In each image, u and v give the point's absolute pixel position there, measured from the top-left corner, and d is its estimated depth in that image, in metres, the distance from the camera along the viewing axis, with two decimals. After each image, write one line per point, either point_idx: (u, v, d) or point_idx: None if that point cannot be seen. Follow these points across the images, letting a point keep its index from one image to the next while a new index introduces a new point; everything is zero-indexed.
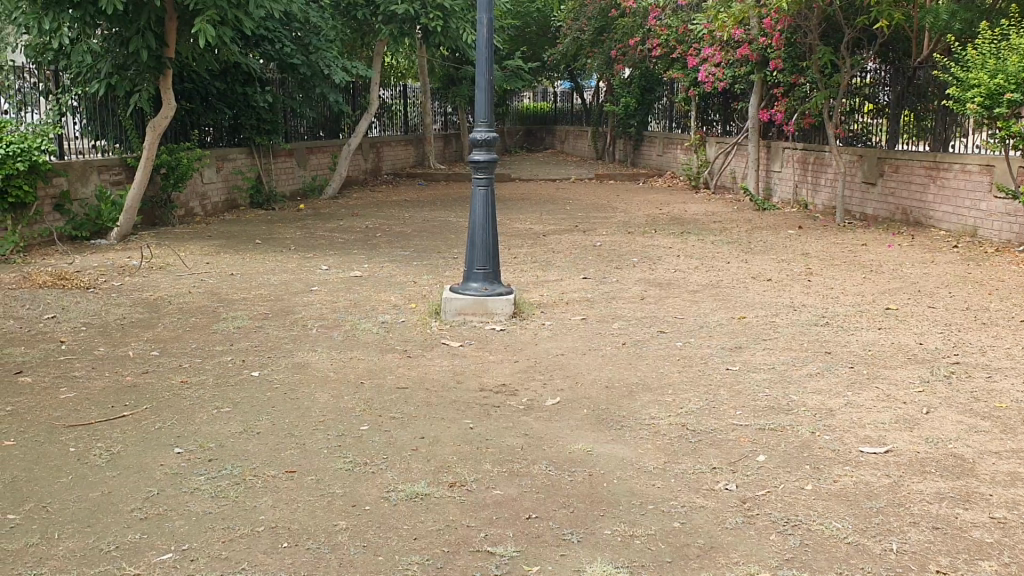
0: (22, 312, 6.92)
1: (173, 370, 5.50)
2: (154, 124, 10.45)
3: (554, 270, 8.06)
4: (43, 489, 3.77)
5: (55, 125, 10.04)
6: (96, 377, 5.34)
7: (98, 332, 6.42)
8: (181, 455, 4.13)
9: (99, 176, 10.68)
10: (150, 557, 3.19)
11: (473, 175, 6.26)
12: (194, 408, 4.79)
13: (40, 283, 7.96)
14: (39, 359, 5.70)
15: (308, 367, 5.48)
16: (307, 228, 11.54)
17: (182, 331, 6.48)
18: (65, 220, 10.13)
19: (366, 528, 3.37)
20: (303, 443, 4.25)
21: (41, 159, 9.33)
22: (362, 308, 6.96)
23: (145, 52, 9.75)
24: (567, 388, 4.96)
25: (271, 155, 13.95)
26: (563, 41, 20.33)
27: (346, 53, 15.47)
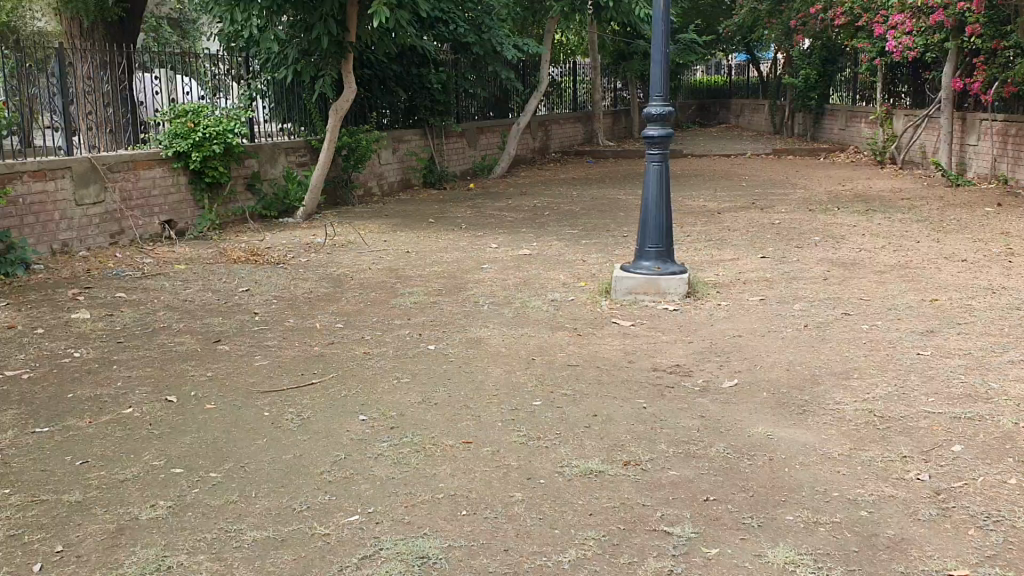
0: (220, 285, 7.41)
1: (356, 341, 5.73)
2: (336, 107, 10.90)
3: (730, 248, 7.84)
4: (241, 450, 4.02)
5: (246, 109, 10.65)
6: (287, 347, 5.65)
7: (287, 304, 6.79)
8: (365, 423, 4.30)
9: (286, 158, 11.28)
10: (339, 518, 3.34)
11: (646, 151, 6.18)
12: (376, 377, 4.99)
13: (234, 258, 8.50)
14: (235, 329, 6.08)
15: (481, 342, 5.58)
16: (478, 206, 11.75)
17: (363, 305, 6.75)
18: (255, 199, 10.77)
19: (542, 501, 3.40)
20: (478, 415, 4.34)
21: (234, 141, 9.94)
22: (534, 286, 7.02)
23: (327, 38, 10.13)
24: (745, 370, 4.82)
25: (444, 136, 14.27)
26: (739, 12, 19.63)
27: (518, 31, 15.59)
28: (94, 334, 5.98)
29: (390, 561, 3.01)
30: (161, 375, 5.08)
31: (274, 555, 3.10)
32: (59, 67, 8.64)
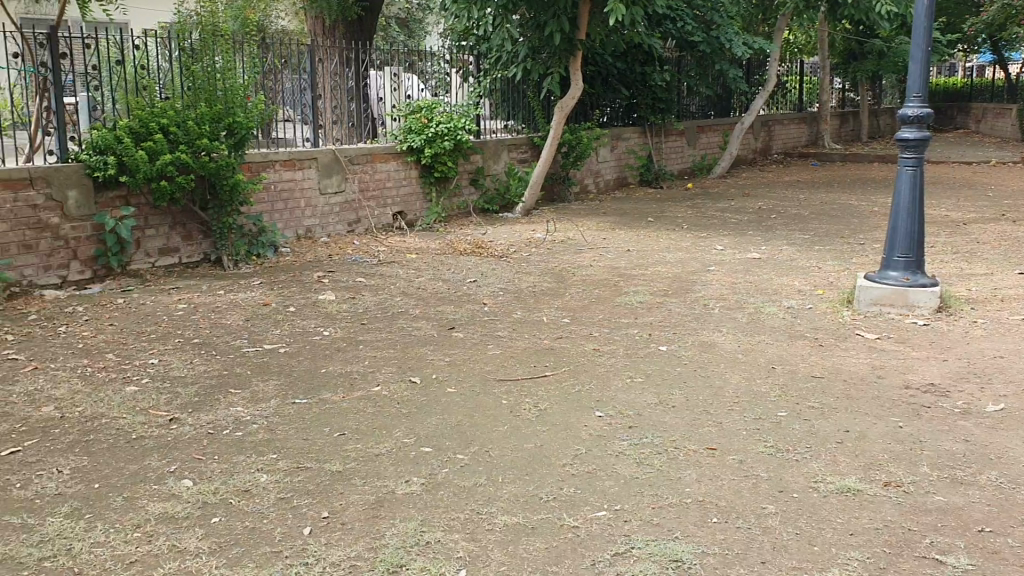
0: (450, 275, 7.66)
1: (586, 338, 5.75)
2: (562, 104, 11.02)
3: (982, 262, 7.27)
4: (485, 435, 4.12)
5: (475, 106, 10.95)
6: (518, 338, 5.75)
7: (515, 297, 6.92)
8: (603, 419, 4.30)
9: (509, 154, 11.55)
10: (587, 512, 3.35)
11: (900, 155, 5.82)
12: (611, 375, 4.98)
13: (461, 249, 8.78)
14: (467, 318, 6.27)
15: (715, 347, 5.46)
16: (698, 207, 11.53)
17: (590, 301, 6.77)
18: (478, 194, 11.11)
19: (797, 515, 3.26)
20: (719, 422, 4.23)
21: (464, 137, 10.25)
22: (765, 292, 6.79)
23: (559, 36, 10.24)
24: (1012, 395, 4.44)
25: (663, 135, 14.12)
26: (989, 9, 18.15)
27: (746, 29, 15.17)
28: (338, 315, 6.33)
29: (644, 561, 2.98)
30: (402, 358, 5.30)
31: (526, 541, 3.15)
32: (310, 62, 9.17)
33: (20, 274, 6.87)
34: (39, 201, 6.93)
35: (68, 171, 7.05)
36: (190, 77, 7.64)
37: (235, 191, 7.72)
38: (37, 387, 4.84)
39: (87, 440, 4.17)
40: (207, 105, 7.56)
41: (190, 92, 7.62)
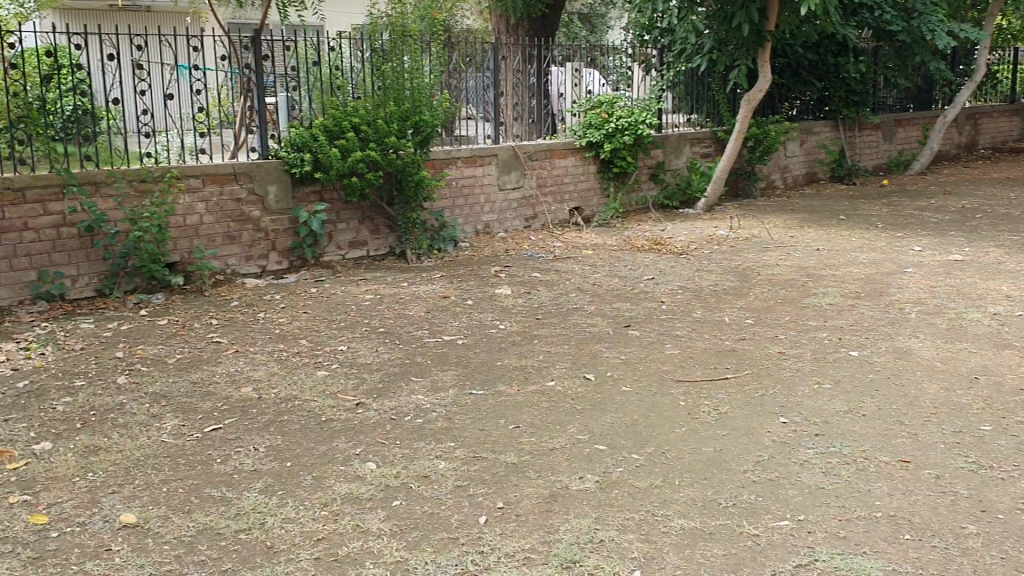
0: (628, 272, 7.60)
1: (770, 340, 5.55)
2: (748, 98, 10.69)
3: None
4: (662, 436, 4.05)
5: (657, 101, 10.80)
6: (698, 338, 5.62)
7: (695, 296, 6.78)
8: (787, 425, 4.13)
9: (691, 149, 11.34)
10: (768, 520, 3.23)
11: None
12: (796, 380, 4.78)
13: (640, 246, 8.69)
14: (646, 316, 6.19)
15: (912, 354, 5.13)
16: (893, 206, 10.91)
17: (774, 302, 6.53)
18: (658, 189, 10.99)
19: (1003, 539, 3.01)
20: (915, 433, 3.97)
21: (645, 132, 10.12)
22: (970, 297, 6.32)
23: (747, 27, 9.91)
24: None
25: (856, 129, 13.45)
26: None
27: (952, 16, 14.19)
28: (516, 309, 6.41)
29: None
30: (580, 354, 5.29)
31: (703, 546, 3.07)
32: (493, 60, 9.30)
33: (224, 263, 7.37)
34: (243, 195, 7.40)
35: (268, 167, 7.48)
36: (380, 77, 7.93)
37: (419, 187, 7.96)
38: (238, 368, 5.17)
39: (281, 420, 4.42)
40: (396, 105, 7.84)
41: (380, 92, 7.93)
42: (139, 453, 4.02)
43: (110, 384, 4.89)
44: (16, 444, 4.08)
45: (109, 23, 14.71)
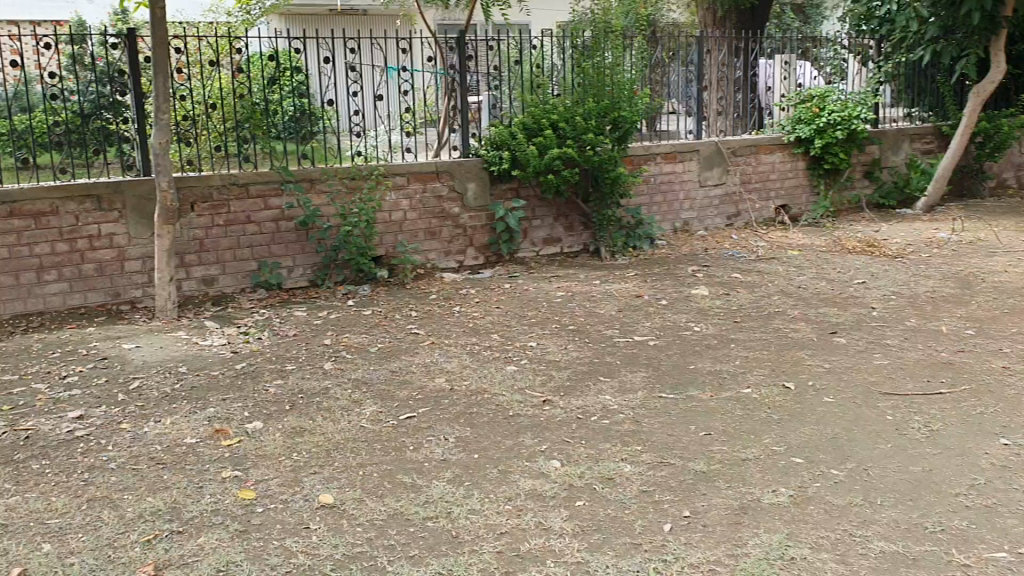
0: (835, 275, 7.21)
1: (993, 353, 5.09)
2: (978, 89, 9.86)
3: None
4: (864, 451, 3.81)
5: (874, 94, 10.15)
6: (910, 348, 5.24)
7: (908, 302, 6.33)
8: (1009, 448, 3.77)
9: (910, 144, 10.62)
10: (982, 551, 2.96)
11: None
12: (1022, 398, 4.35)
13: (849, 248, 8.24)
14: (852, 322, 5.85)
15: None
16: None
17: (999, 312, 5.99)
18: (873, 187, 10.40)
19: None
20: None
21: (859, 127, 9.54)
22: None
23: (977, 14, 9.11)
24: None
25: None
26: None
27: None
28: (713, 311, 6.23)
29: None
30: (777, 360, 5.07)
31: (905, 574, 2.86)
32: (698, 54, 9.09)
33: (426, 257, 7.63)
34: (444, 192, 7.61)
35: (469, 165, 7.67)
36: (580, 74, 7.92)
37: (616, 183, 7.89)
38: (433, 360, 5.32)
39: (471, 412, 4.50)
40: (595, 102, 7.82)
41: (580, 89, 7.91)
42: (338, 437, 4.22)
43: (316, 369, 5.16)
44: (230, 422, 4.39)
45: (328, 27, 15.52)
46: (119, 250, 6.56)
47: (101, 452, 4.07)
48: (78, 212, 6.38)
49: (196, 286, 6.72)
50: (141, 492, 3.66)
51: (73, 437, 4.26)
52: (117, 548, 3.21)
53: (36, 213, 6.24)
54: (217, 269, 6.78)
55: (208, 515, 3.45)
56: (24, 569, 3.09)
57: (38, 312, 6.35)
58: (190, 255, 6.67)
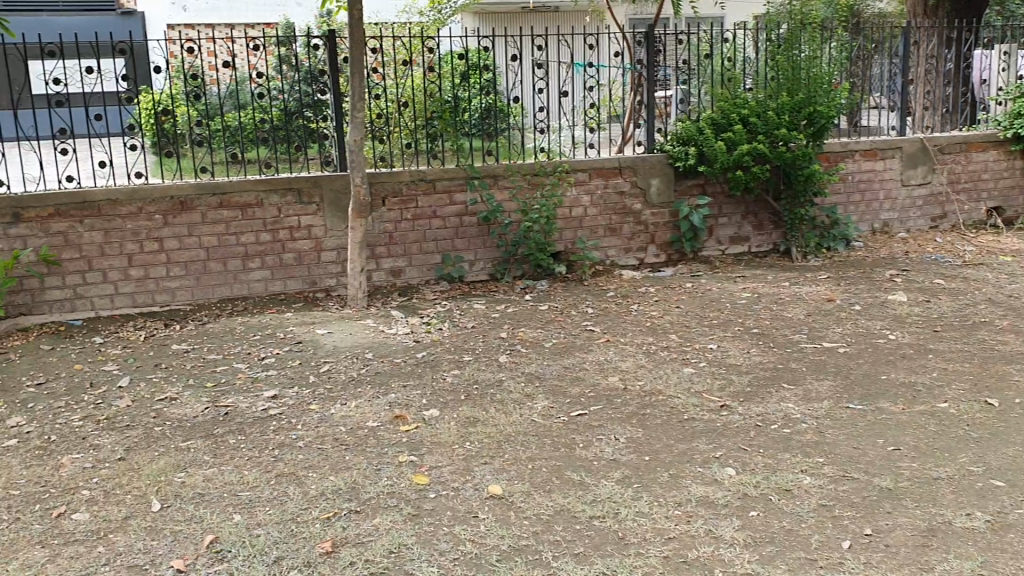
0: None
1: None
2: None
3: None
4: None
5: None
6: None
7: None
8: None
9: None
10: None
11: None
12: None
13: None
14: None
15: None
16: None
17: None
18: None
19: None
20: None
21: None
22: None
23: None
24: None
25: None
26: None
27: None
28: (910, 319, 5.85)
29: None
30: (980, 375, 4.70)
31: None
32: (904, 46, 8.48)
33: (606, 254, 7.62)
34: (627, 188, 7.55)
35: (653, 161, 7.56)
36: (773, 67, 7.67)
37: (809, 181, 7.56)
38: (609, 358, 5.29)
39: (644, 413, 4.44)
40: (788, 96, 7.55)
41: (773, 83, 7.66)
42: (511, 429, 4.27)
43: (493, 362, 5.25)
44: (409, 408, 4.54)
45: (520, 25, 15.72)
46: (316, 241, 6.93)
47: (290, 431, 4.32)
48: (280, 205, 6.78)
49: (385, 277, 7.01)
50: (324, 471, 3.85)
51: (266, 415, 4.54)
52: (300, 523, 3.40)
53: (243, 205, 6.69)
54: (404, 261, 7.04)
55: (383, 497, 3.59)
56: (217, 537, 3.33)
57: (242, 296, 6.83)
58: (380, 247, 6.96)
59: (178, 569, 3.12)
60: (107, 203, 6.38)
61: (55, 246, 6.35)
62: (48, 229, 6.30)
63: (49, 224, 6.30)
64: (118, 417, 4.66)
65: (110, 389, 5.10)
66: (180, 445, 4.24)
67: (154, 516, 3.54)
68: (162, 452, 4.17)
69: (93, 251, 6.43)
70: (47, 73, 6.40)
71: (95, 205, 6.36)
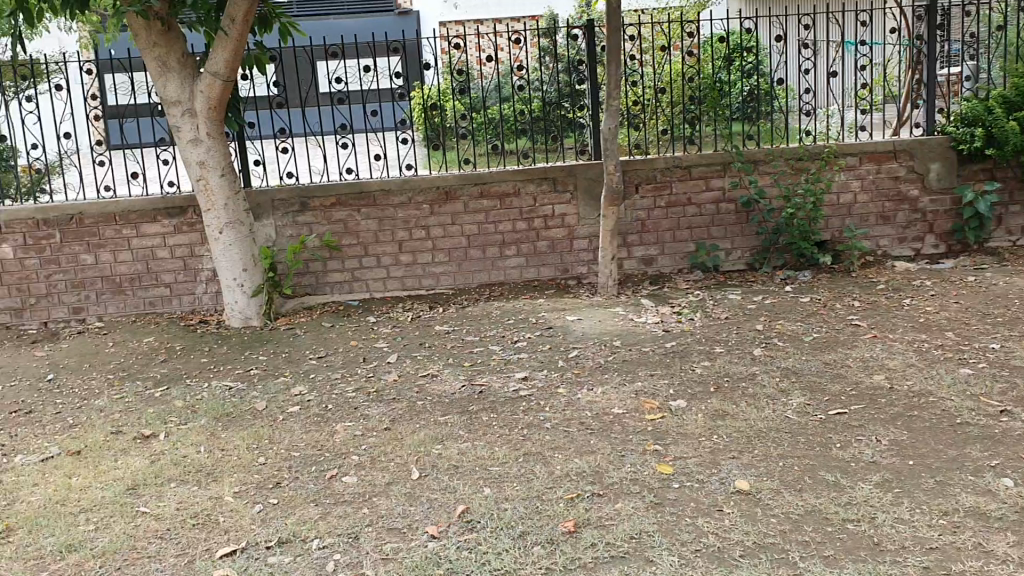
0: None
1: None
2: None
3: None
4: None
5: None
6: None
7: None
8: None
9: None
10: None
11: None
12: None
13: None
14: None
15: None
16: None
17: None
18: None
19: None
20: None
21: None
22: None
23: None
24: None
25: None
26: None
27: None
28: None
29: None
30: None
31: None
32: None
33: (875, 244, 7.15)
34: (902, 173, 7.03)
35: (933, 144, 7.00)
36: None
37: None
38: (873, 355, 4.98)
39: (911, 415, 4.14)
40: None
41: None
42: (762, 424, 4.15)
43: (745, 354, 5.11)
44: (657, 397, 4.53)
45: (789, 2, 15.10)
46: (570, 229, 7.07)
47: (539, 412, 4.45)
48: (536, 194, 6.97)
49: (637, 265, 7.01)
50: (570, 452, 3.93)
51: (517, 395, 4.71)
52: (546, 501, 3.49)
53: (502, 195, 6.95)
54: (657, 250, 6.99)
55: (627, 483, 3.61)
56: (467, 508, 3.49)
57: (499, 282, 7.12)
58: (633, 235, 6.95)
59: (431, 534, 3.32)
60: (380, 193, 6.86)
61: (337, 232, 6.92)
62: (330, 217, 6.89)
63: (331, 212, 6.88)
64: (385, 390, 5.03)
65: (379, 365, 5.51)
66: (438, 420, 4.50)
67: (413, 483, 3.79)
68: (423, 425, 4.45)
69: (368, 238, 6.95)
70: (331, 73, 6.98)
71: (371, 195, 6.86)
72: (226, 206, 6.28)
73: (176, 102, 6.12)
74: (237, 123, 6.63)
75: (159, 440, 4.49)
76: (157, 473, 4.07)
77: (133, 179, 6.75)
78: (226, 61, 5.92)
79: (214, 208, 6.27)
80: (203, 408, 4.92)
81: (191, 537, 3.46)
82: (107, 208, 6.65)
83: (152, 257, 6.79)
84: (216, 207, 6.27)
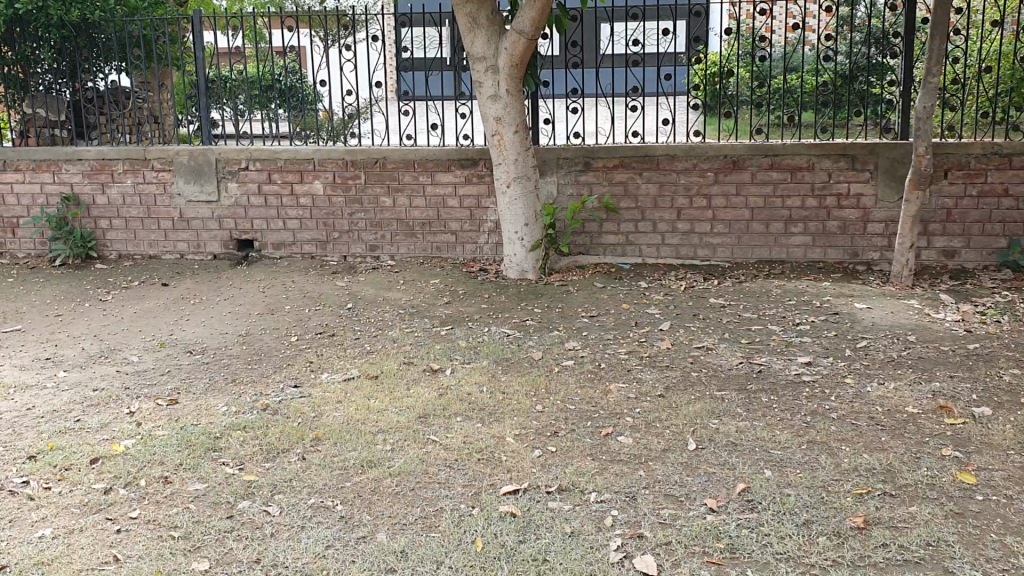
0: None
1: None
2: None
3: None
4: None
5: None
6: None
7: None
8: None
9: None
10: None
11: None
12: None
13: None
14: None
15: None
16: None
17: None
18: None
19: None
20: None
21: None
22: None
23: None
24: None
25: None
26: None
27: None
28: None
29: None
30: None
31: None
32: None
33: None
34: None
35: None
36: None
37: None
38: None
39: None
40: None
41: None
42: None
43: None
44: (956, 402, 4.19)
45: None
46: (865, 210, 6.71)
47: (824, 400, 4.28)
48: (831, 170, 6.66)
49: (936, 257, 6.52)
50: (859, 447, 3.75)
51: (799, 380, 4.55)
52: (832, 493, 3.36)
53: (794, 168, 6.68)
54: (961, 243, 6.46)
55: (924, 487, 3.38)
56: (748, 487, 3.43)
57: (780, 259, 6.90)
58: (935, 224, 6.46)
59: (711, 507, 3.29)
60: (666, 158, 6.79)
61: (617, 195, 6.95)
62: (612, 178, 6.92)
63: (613, 174, 6.90)
64: (659, 356, 5.03)
65: (652, 330, 5.52)
66: (715, 393, 4.44)
67: (689, 453, 3.77)
68: (698, 396, 4.41)
69: (647, 202, 6.92)
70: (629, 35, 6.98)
71: (655, 159, 6.81)
72: (517, 161, 6.48)
73: (481, 58, 6.38)
74: (534, 80, 6.81)
75: (446, 375, 4.77)
76: (445, 406, 4.33)
77: (432, 129, 7.12)
78: (532, 19, 5.99)
79: (506, 162, 6.49)
80: (485, 351, 5.16)
81: (476, 471, 3.66)
82: (408, 155, 7.09)
83: (443, 205, 7.17)
84: (508, 161, 6.49)
